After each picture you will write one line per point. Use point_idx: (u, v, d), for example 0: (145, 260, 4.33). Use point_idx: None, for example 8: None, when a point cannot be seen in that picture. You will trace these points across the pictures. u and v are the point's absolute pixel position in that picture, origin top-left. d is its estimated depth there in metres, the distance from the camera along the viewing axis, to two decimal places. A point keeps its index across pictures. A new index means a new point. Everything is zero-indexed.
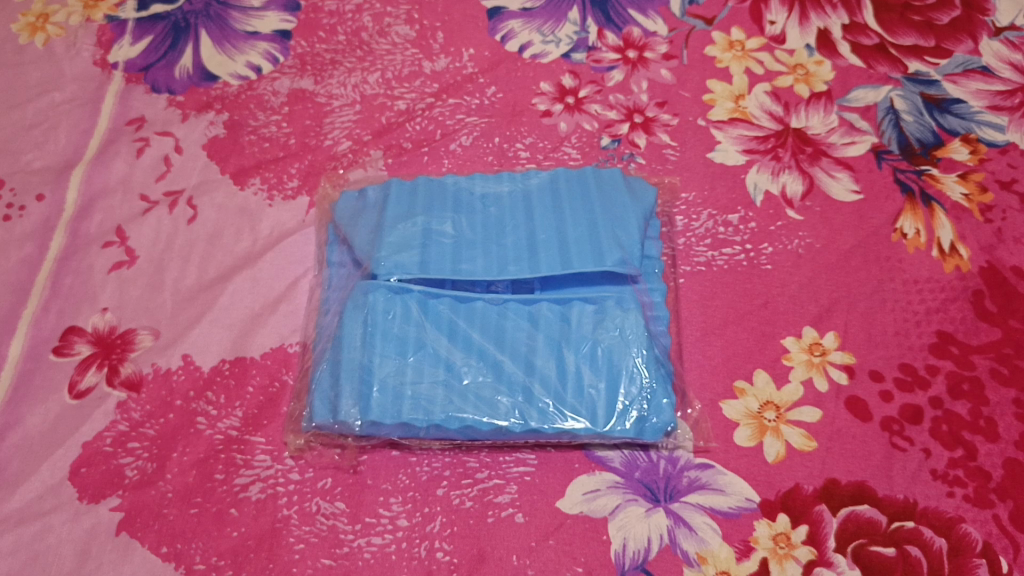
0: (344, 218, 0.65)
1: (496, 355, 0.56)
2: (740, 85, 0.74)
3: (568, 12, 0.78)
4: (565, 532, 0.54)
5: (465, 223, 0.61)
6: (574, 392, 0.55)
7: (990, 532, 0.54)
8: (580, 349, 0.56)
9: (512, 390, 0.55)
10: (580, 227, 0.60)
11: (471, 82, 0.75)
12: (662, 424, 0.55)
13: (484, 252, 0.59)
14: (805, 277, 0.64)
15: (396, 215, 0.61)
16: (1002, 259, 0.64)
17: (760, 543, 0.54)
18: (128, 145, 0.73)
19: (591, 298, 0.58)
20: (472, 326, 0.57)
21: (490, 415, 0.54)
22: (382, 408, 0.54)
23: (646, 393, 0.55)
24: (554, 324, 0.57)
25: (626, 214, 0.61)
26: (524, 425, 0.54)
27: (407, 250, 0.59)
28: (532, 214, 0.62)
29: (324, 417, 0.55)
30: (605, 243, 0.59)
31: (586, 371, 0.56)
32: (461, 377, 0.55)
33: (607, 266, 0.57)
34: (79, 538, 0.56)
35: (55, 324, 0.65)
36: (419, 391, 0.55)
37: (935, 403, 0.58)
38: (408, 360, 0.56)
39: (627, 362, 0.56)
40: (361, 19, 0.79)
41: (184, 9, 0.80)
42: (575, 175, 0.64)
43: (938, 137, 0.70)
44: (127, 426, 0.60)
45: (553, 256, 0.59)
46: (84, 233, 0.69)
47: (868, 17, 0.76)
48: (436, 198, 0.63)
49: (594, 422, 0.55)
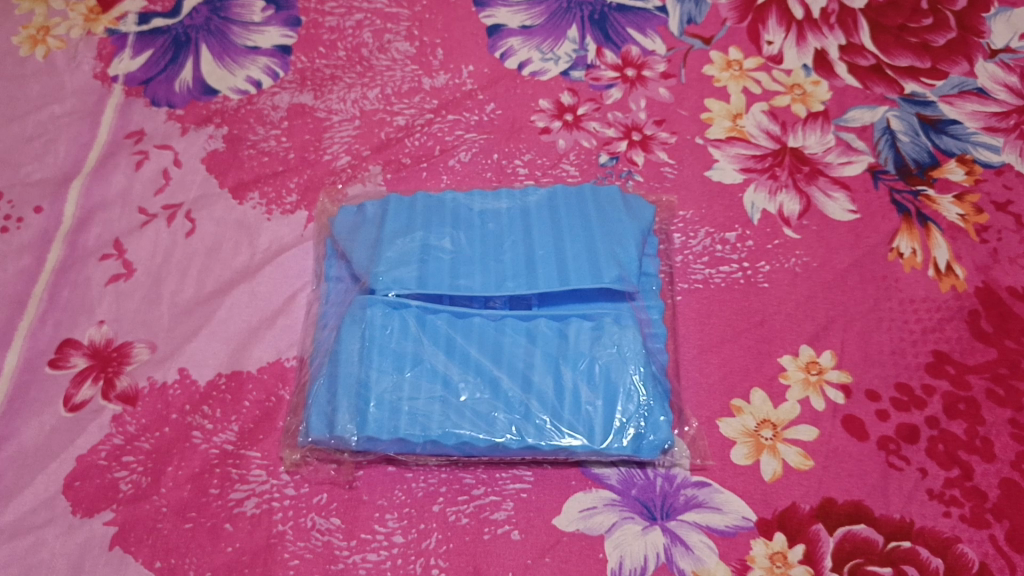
0: (343, 233, 0.65)
1: (493, 371, 0.56)
2: (738, 104, 0.74)
3: (566, 31, 0.79)
4: (563, 549, 0.54)
5: (464, 239, 0.62)
6: (571, 408, 0.55)
7: (988, 552, 0.53)
8: (578, 365, 0.56)
9: (510, 408, 0.55)
10: (578, 244, 0.60)
11: (470, 98, 0.76)
12: (659, 442, 0.55)
13: (482, 268, 0.60)
14: (801, 295, 0.64)
15: (395, 230, 0.62)
16: (997, 278, 0.64)
17: (757, 562, 0.53)
18: (128, 158, 0.73)
19: (589, 314, 0.58)
20: (470, 342, 0.57)
21: (487, 431, 0.54)
22: (379, 423, 0.54)
23: (644, 410, 0.55)
24: (552, 340, 0.57)
25: (624, 231, 0.61)
26: (521, 441, 0.54)
27: (405, 265, 0.59)
28: (531, 231, 0.62)
29: (320, 432, 0.55)
30: (603, 260, 0.59)
31: (583, 388, 0.56)
32: (458, 393, 0.55)
33: (605, 282, 0.58)
34: (72, 552, 0.55)
35: (51, 337, 0.65)
36: (417, 406, 0.55)
37: (931, 422, 0.58)
38: (405, 375, 0.56)
39: (624, 379, 0.56)
40: (361, 35, 0.80)
41: (186, 24, 0.81)
42: (573, 193, 0.65)
43: (934, 157, 0.70)
44: (122, 439, 0.60)
45: (551, 272, 0.59)
46: (82, 246, 0.69)
47: (864, 38, 0.77)
48: (435, 213, 0.63)
49: (592, 440, 0.55)
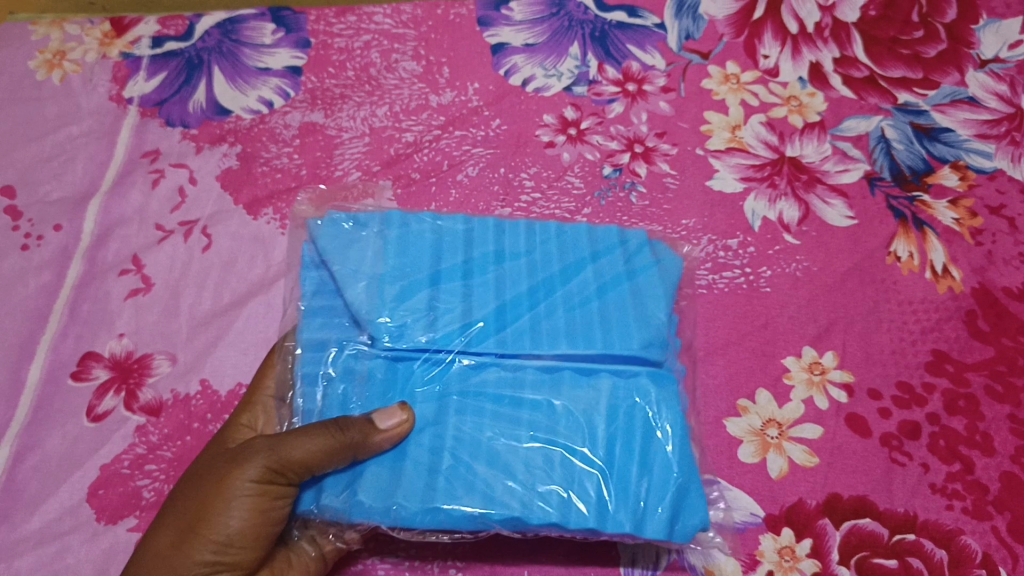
0: (331, 252, 0.57)
1: (508, 440, 0.51)
2: (736, 116, 0.77)
3: (568, 48, 0.81)
4: (576, 546, 0.57)
5: (476, 283, 0.56)
6: (603, 484, 0.50)
7: (990, 543, 0.55)
8: (601, 434, 0.51)
9: (529, 477, 0.49)
10: (607, 299, 0.56)
11: (476, 115, 0.79)
12: (696, 527, 0.49)
13: (497, 320, 0.55)
14: (803, 298, 0.66)
15: (398, 276, 0.56)
16: (993, 280, 0.66)
17: (766, 556, 0.55)
18: (144, 177, 0.76)
19: (620, 371, 0.53)
20: (485, 399, 0.52)
21: (500, 507, 0.48)
22: (375, 496, 0.49)
23: (682, 485, 0.50)
24: (573, 402, 0.52)
25: (655, 288, 0.57)
26: (540, 514, 0.48)
27: (410, 318, 0.55)
28: (555, 276, 0.57)
29: (308, 507, 0.51)
30: (634, 322, 0.54)
31: (613, 456, 0.51)
32: (470, 461, 0.50)
33: (635, 349, 0.53)
34: (96, 557, 0.58)
35: (73, 349, 0.67)
36: (419, 477, 0.49)
37: (932, 419, 0.60)
38: (405, 444, 0.50)
39: (657, 448, 0.51)
40: (369, 55, 0.83)
41: (198, 47, 0.83)
42: (599, 232, 0.59)
43: (928, 164, 0.72)
44: (144, 448, 0.62)
45: (577, 329, 0.54)
46: (101, 262, 0.71)
47: (858, 51, 0.79)
48: (445, 250, 0.58)
49: (624, 522, 0.49)
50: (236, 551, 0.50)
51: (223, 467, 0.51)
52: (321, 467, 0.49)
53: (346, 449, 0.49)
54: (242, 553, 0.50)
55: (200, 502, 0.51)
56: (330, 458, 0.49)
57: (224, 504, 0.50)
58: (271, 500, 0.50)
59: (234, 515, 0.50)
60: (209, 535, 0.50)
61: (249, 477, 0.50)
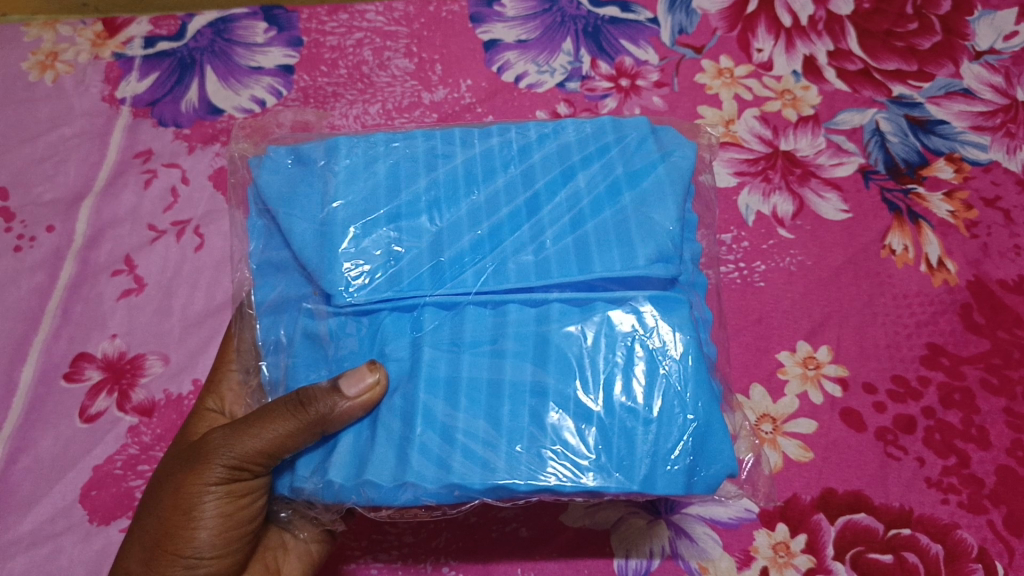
0: (274, 196, 0.52)
1: (493, 397, 0.45)
2: (730, 111, 0.76)
3: (561, 44, 0.81)
4: (578, 534, 0.57)
5: (446, 214, 0.51)
6: (602, 440, 0.44)
7: (986, 537, 0.56)
8: (598, 378, 0.46)
9: (515, 437, 0.44)
10: (602, 213, 0.49)
11: (469, 111, 0.78)
12: (716, 476, 0.44)
13: (475, 253, 0.49)
14: (797, 293, 0.65)
15: (350, 216, 0.50)
16: (988, 272, 0.66)
17: (760, 552, 0.56)
18: (136, 177, 0.75)
19: (618, 297, 0.47)
20: (463, 350, 0.46)
21: (484, 474, 0.43)
22: (343, 474, 0.45)
23: (702, 426, 0.45)
24: (564, 339, 0.46)
25: (660, 190, 0.50)
26: (528, 480, 0.43)
27: (372, 260, 0.49)
28: (537, 199, 0.51)
29: (285, 491, 0.48)
30: (637, 233, 0.48)
31: (613, 401, 0.45)
32: (446, 421, 0.44)
33: (640, 267, 0.47)
34: (90, 558, 0.58)
35: (65, 350, 0.67)
36: (392, 446, 0.45)
37: (927, 413, 0.60)
38: (377, 411, 0.46)
39: (664, 382, 0.45)
40: (361, 53, 0.82)
41: (190, 46, 0.83)
42: (589, 128, 0.54)
43: (923, 157, 0.72)
44: (137, 448, 0.62)
45: (566, 254, 0.48)
46: (93, 262, 0.71)
47: (852, 44, 0.79)
48: (403, 179, 0.52)
49: (627, 479, 0.44)
50: (208, 559, 0.50)
51: (181, 475, 0.50)
52: (285, 452, 0.47)
53: (312, 426, 0.46)
54: (218, 561, 0.51)
55: (163, 519, 0.50)
56: (297, 438, 0.46)
57: (187, 516, 0.49)
58: (237, 500, 0.50)
59: (201, 527, 0.49)
60: (178, 551, 0.49)
61: (209, 483, 0.49)
